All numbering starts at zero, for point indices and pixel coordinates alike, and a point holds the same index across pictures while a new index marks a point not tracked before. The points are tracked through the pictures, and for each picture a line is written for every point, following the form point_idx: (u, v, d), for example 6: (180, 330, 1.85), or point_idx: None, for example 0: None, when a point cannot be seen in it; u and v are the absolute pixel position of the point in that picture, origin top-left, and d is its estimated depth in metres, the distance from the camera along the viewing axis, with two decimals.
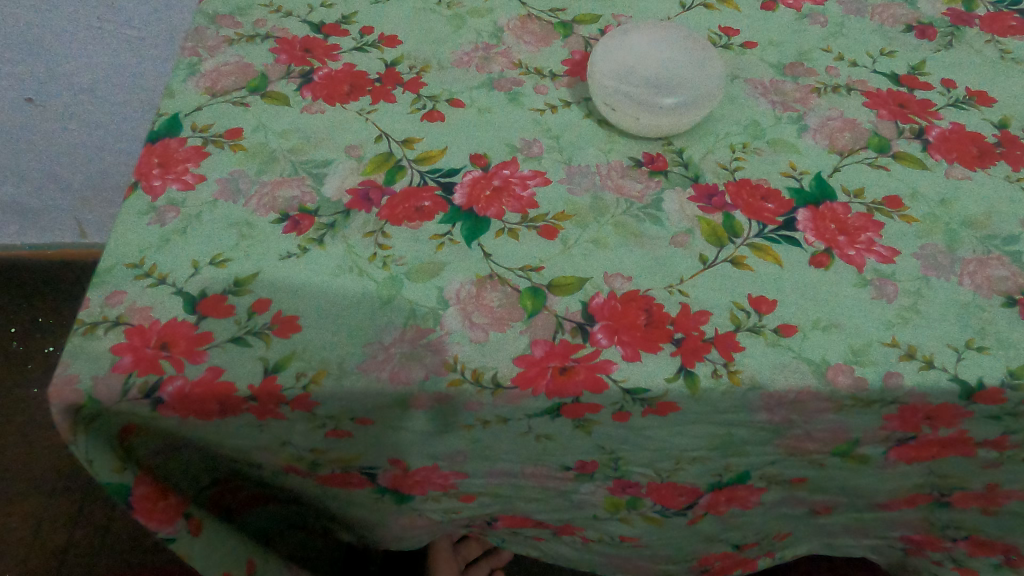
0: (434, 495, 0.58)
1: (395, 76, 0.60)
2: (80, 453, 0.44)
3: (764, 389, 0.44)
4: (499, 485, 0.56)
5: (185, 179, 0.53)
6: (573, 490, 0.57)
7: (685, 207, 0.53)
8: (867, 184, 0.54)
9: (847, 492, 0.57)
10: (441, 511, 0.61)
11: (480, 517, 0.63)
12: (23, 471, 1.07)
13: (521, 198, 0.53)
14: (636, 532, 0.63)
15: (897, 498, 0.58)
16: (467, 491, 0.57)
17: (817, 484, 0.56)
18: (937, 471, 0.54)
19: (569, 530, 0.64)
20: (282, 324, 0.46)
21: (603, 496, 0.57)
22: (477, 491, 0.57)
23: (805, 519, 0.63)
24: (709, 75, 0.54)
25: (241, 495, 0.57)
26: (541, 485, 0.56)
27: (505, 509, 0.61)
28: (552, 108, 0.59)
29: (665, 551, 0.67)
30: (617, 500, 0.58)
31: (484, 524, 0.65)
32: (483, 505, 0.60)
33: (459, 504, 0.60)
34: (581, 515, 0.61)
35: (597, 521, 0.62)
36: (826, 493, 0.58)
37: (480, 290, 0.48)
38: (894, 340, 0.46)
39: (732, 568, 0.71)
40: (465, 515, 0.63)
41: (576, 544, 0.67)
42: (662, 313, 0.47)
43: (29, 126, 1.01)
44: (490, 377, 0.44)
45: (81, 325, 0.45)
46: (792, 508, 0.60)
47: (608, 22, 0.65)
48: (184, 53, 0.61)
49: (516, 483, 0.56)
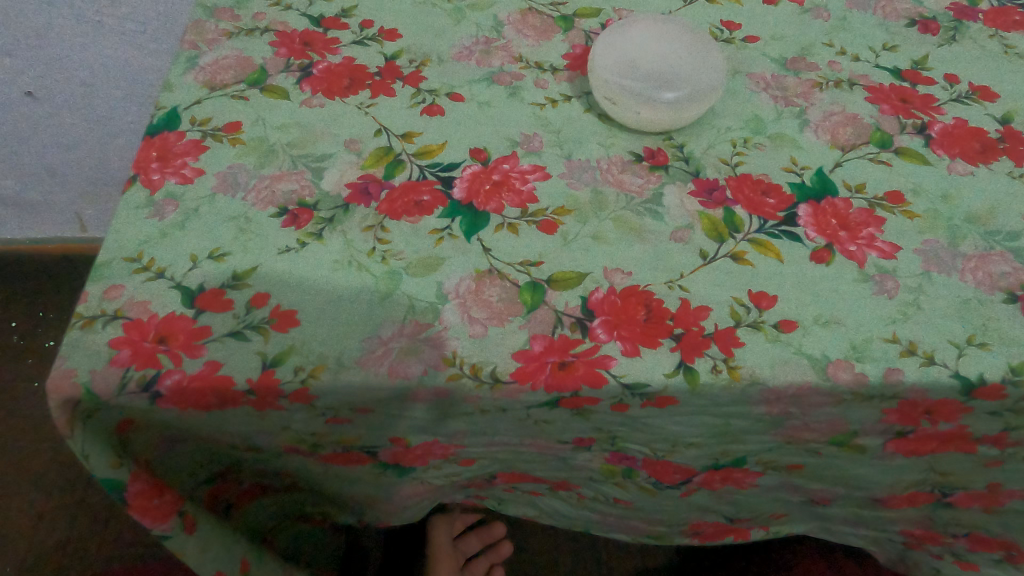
0: (434, 464, 0.58)
1: (396, 70, 0.60)
2: (77, 447, 0.45)
3: (763, 385, 0.44)
4: (498, 453, 0.56)
5: (184, 173, 0.53)
6: (571, 464, 0.57)
7: (686, 202, 0.52)
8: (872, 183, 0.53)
9: (846, 484, 0.58)
10: (441, 477, 0.61)
11: (480, 475, 0.62)
12: (25, 461, 1.08)
13: (521, 193, 0.53)
14: (629, 496, 0.63)
15: (897, 495, 0.59)
16: (467, 458, 0.57)
17: (812, 469, 0.56)
18: (938, 469, 0.54)
19: (566, 486, 0.64)
20: (279, 318, 0.46)
21: (600, 462, 0.57)
22: (477, 457, 0.57)
23: (804, 506, 0.63)
24: (711, 64, 0.54)
25: (239, 488, 0.57)
26: (540, 452, 0.56)
27: (503, 468, 0.60)
28: (553, 102, 0.59)
29: (657, 515, 0.68)
30: (614, 468, 0.58)
31: (483, 482, 0.65)
32: (483, 468, 0.60)
33: (459, 475, 0.59)
34: (577, 476, 0.61)
35: (594, 483, 0.62)
36: (822, 483, 0.58)
37: (480, 285, 0.48)
38: (894, 336, 0.46)
39: (724, 534, 0.72)
40: (465, 478, 0.62)
41: (571, 500, 0.68)
42: (662, 308, 0.46)
43: (30, 120, 1.01)
44: (489, 372, 0.44)
45: (80, 319, 0.45)
46: (790, 493, 0.61)
47: (610, 16, 0.65)
48: (183, 46, 0.61)
49: (518, 450, 0.55)
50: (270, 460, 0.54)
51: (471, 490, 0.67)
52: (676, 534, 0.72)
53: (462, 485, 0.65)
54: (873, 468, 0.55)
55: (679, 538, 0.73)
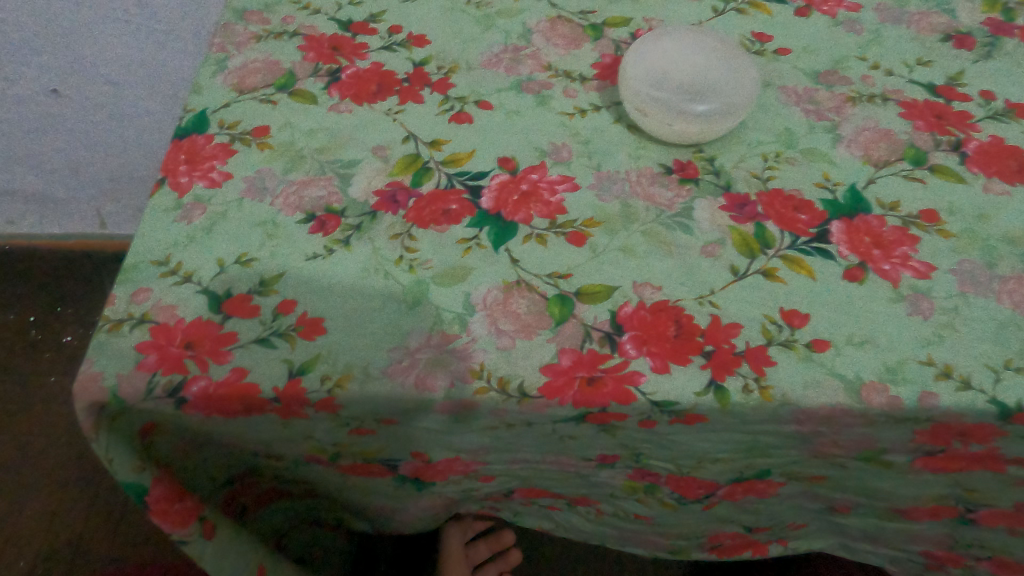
0: (455, 478, 0.57)
1: (424, 76, 0.59)
2: (100, 451, 0.44)
3: (795, 405, 0.43)
4: (520, 469, 0.55)
5: (211, 177, 0.53)
6: (592, 477, 0.56)
7: (716, 216, 0.52)
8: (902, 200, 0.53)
9: (868, 494, 0.57)
10: (460, 491, 0.61)
11: (498, 490, 0.62)
12: (40, 457, 1.08)
13: (549, 203, 0.52)
14: (650, 512, 0.63)
15: (920, 508, 0.58)
16: (488, 473, 0.56)
17: (837, 484, 0.55)
18: (965, 487, 0.53)
19: (585, 502, 0.64)
20: (307, 326, 0.45)
21: (622, 479, 0.57)
22: (497, 473, 0.56)
23: (823, 515, 0.63)
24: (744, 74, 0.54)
25: (257, 492, 0.57)
26: (561, 469, 0.55)
27: (523, 484, 0.60)
28: (581, 112, 0.58)
29: (675, 530, 0.67)
30: (636, 484, 0.57)
31: (502, 495, 0.64)
32: (502, 483, 0.60)
33: (479, 485, 0.59)
34: (597, 492, 0.61)
35: (615, 498, 0.62)
36: (846, 495, 0.57)
37: (508, 296, 0.47)
38: (929, 358, 0.45)
39: (742, 549, 0.71)
40: (484, 493, 0.62)
41: (589, 514, 0.68)
42: (692, 324, 0.46)
43: (53, 116, 1.01)
44: (517, 386, 0.44)
45: (107, 322, 0.45)
46: (811, 503, 0.60)
47: (640, 26, 0.64)
48: (212, 49, 0.61)
49: (538, 467, 0.55)
50: (290, 466, 0.54)
51: (488, 503, 0.67)
52: (694, 549, 0.72)
53: (480, 499, 0.65)
54: (899, 488, 0.54)
55: (697, 552, 0.72)
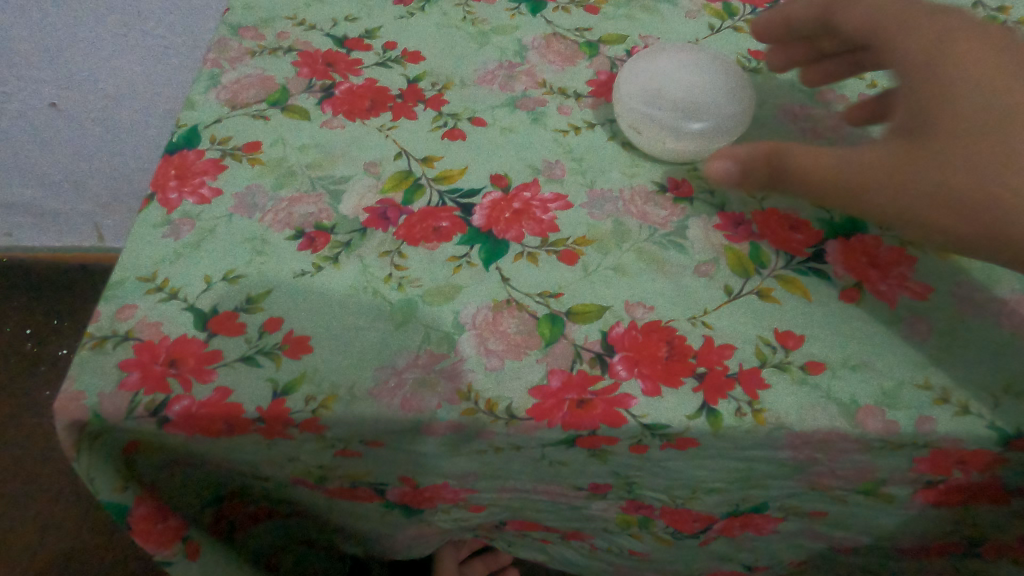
0: (444, 507, 0.56)
1: (418, 93, 0.59)
2: (81, 470, 0.44)
3: (789, 430, 0.42)
4: (510, 498, 0.54)
5: (201, 193, 0.52)
6: (585, 506, 0.55)
7: (710, 235, 0.51)
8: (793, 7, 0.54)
9: (869, 530, 0.55)
10: (451, 520, 0.60)
11: (489, 522, 0.61)
12: (32, 472, 1.07)
13: (542, 221, 0.51)
14: (645, 548, 0.62)
15: (922, 539, 0.56)
16: (478, 503, 0.55)
17: (836, 516, 0.54)
18: (967, 517, 0.52)
19: (579, 537, 0.63)
20: (292, 344, 0.45)
21: (616, 512, 0.56)
22: (487, 504, 0.56)
23: (824, 553, 0.61)
24: (742, 99, 0.53)
25: (244, 512, 0.56)
26: (553, 500, 0.54)
27: (514, 516, 0.59)
28: (575, 129, 0.58)
29: (672, 567, 0.67)
30: (630, 518, 0.56)
31: (493, 527, 0.63)
32: (493, 514, 0.59)
33: (469, 511, 0.58)
34: (591, 526, 0.60)
35: (608, 534, 0.61)
36: (846, 532, 0.56)
37: (497, 315, 0.46)
38: (927, 383, 0.44)
39: None
40: (474, 523, 0.61)
41: (583, 549, 0.67)
42: (685, 345, 0.45)
43: (52, 131, 1.01)
44: (505, 408, 0.43)
45: (90, 338, 0.44)
46: (811, 540, 0.59)
47: (636, 43, 0.64)
48: (206, 64, 0.60)
49: (529, 498, 0.54)
50: (276, 487, 0.53)
51: (481, 533, 0.65)
52: None
53: (472, 529, 0.63)
54: (900, 519, 0.53)
55: None
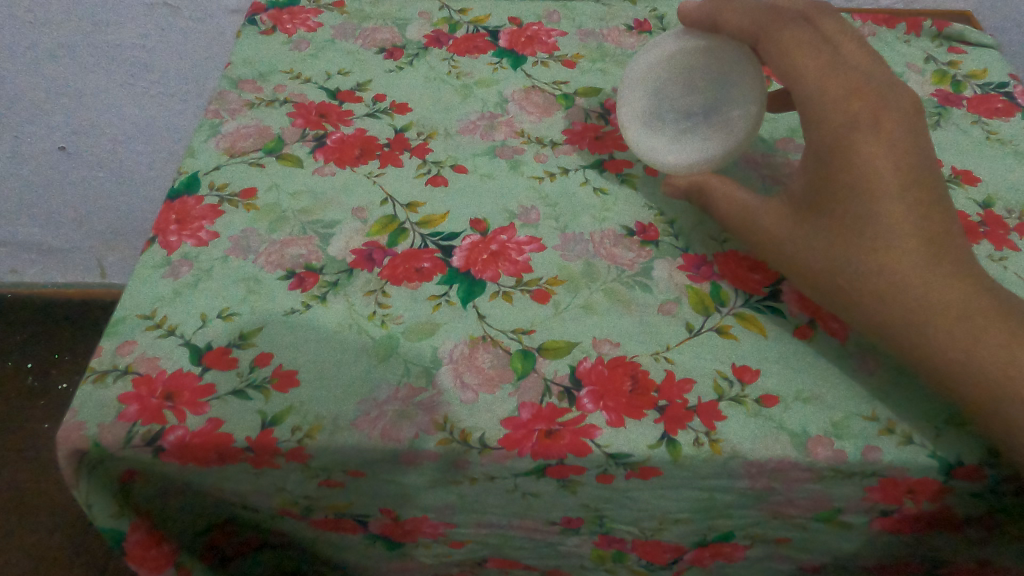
0: (425, 541, 0.59)
1: (404, 142, 0.63)
2: (80, 498, 0.48)
3: (743, 458, 0.45)
4: (488, 533, 0.57)
5: (199, 236, 0.56)
6: (560, 541, 0.58)
7: (674, 275, 0.55)
8: (782, 42, 0.51)
9: (834, 558, 0.58)
10: (432, 554, 0.61)
11: (470, 559, 0.62)
12: (27, 504, 1.09)
13: (517, 262, 0.55)
14: None
15: (888, 568, 0.58)
16: (457, 538, 0.58)
17: (801, 547, 0.56)
18: (926, 546, 0.55)
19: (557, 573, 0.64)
20: (281, 378, 0.48)
21: (590, 547, 0.58)
22: (466, 538, 0.58)
23: None
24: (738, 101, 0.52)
25: (235, 541, 0.59)
26: (529, 536, 0.57)
27: (495, 552, 0.61)
28: (551, 175, 0.62)
29: None
30: (604, 552, 0.59)
31: (473, 564, 0.63)
32: (472, 550, 0.60)
33: (448, 548, 0.60)
34: (568, 563, 0.62)
35: (585, 569, 0.63)
36: (813, 554, 0.57)
37: (473, 350, 0.50)
38: (873, 415, 0.47)
39: None
40: (455, 559, 0.62)
41: None
42: (648, 379, 0.48)
43: (60, 173, 1.05)
44: (478, 437, 0.46)
45: (93, 372, 0.48)
46: (780, 565, 0.60)
47: (609, 96, 0.68)
48: (207, 115, 0.65)
49: (507, 533, 0.57)
50: (265, 517, 0.55)
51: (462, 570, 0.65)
52: None
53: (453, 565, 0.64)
54: (862, 548, 0.55)
55: None
